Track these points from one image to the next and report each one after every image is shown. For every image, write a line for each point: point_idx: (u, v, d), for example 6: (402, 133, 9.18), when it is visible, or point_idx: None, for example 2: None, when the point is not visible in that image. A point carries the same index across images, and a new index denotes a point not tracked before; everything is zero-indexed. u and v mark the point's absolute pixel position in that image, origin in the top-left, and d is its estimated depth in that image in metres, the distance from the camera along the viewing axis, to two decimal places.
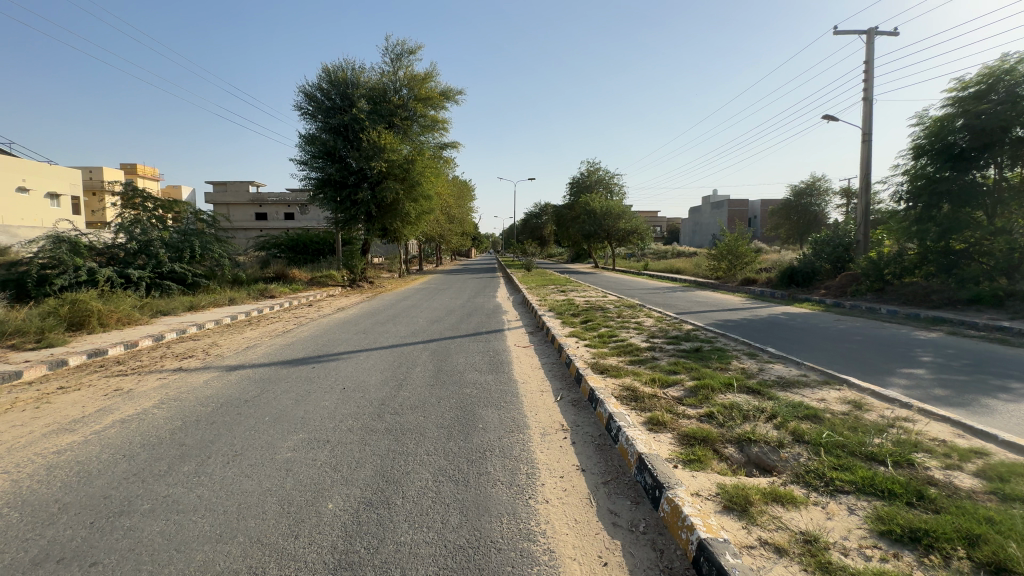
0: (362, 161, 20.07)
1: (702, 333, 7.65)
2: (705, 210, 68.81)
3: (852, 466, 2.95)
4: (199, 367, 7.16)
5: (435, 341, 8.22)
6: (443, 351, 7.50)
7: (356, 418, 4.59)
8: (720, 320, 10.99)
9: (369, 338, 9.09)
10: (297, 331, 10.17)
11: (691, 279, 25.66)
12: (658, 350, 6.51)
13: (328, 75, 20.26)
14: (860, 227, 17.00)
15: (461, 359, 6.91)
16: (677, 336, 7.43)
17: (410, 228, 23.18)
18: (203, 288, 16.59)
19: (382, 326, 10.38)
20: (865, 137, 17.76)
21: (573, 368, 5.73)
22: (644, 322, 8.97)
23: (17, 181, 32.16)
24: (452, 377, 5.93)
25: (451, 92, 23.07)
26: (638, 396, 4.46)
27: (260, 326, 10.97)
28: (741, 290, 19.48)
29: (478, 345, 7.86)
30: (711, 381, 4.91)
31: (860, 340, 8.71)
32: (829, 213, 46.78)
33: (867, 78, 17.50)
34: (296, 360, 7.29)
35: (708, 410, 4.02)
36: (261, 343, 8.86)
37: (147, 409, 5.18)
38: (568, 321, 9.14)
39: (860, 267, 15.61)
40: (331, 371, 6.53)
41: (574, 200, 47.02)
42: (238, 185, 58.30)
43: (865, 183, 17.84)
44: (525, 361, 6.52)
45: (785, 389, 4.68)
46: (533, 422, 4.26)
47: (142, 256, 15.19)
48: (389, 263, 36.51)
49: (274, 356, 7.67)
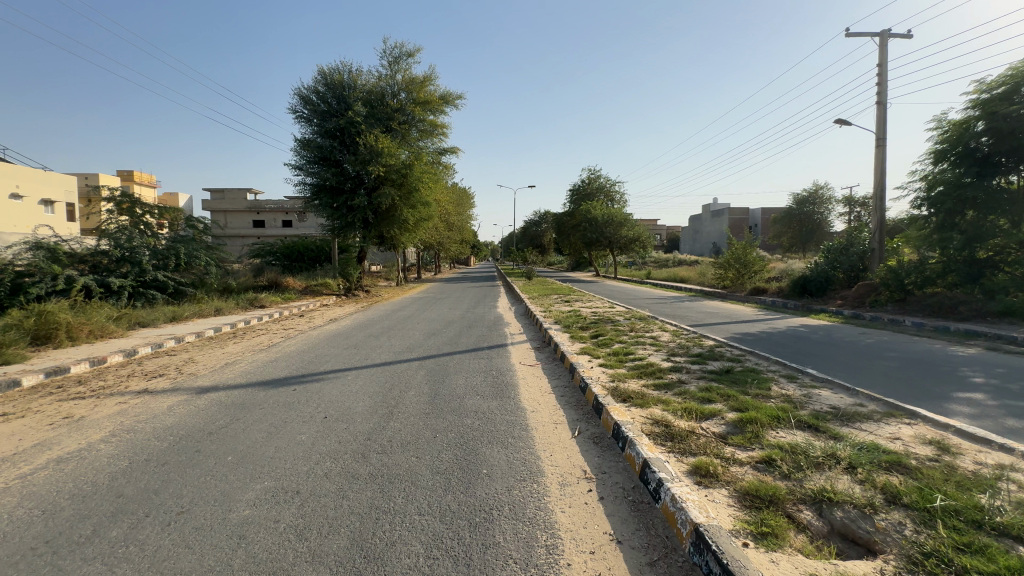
0: (358, 165, 19.40)
1: (728, 351, 6.90)
2: (705, 218, 68.47)
3: (985, 548, 2.20)
4: (167, 388, 6.38)
5: (432, 359, 7.46)
6: (440, 371, 6.76)
7: (336, 460, 3.83)
8: (737, 334, 10.24)
9: (359, 354, 8.32)
10: (283, 346, 9.40)
11: (697, 288, 24.96)
12: (683, 372, 5.76)
13: (324, 78, 19.69)
14: (875, 234, 16.37)
15: (460, 380, 6.16)
16: (700, 354, 6.69)
17: (407, 236, 22.48)
18: (189, 297, 15.80)
19: (374, 340, 9.61)
20: (879, 142, 17.17)
21: (589, 395, 4.98)
22: (660, 337, 8.21)
23: (11, 188, 31.54)
24: (450, 404, 5.18)
25: (451, 96, 22.53)
26: (674, 435, 3.71)
27: (244, 339, 10.20)
28: (751, 300, 18.72)
29: (479, 363, 7.10)
30: (757, 414, 4.17)
31: (895, 357, 7.96)
32: (832, 221, 46.23)
33: (880, 81, 16.95)
34: (277, 380, 6.52)
35: (764, 455, 3.27)
36: (241, 360, 8.10)
37: (92, 444, 4.40)
38: (577, 335, 8.40)
39: (878, 276, 14.87)
40: (314, 394, 5.78)
41: (575, 208, 46.46)
42: (236, 194, 57.87)
43: (879, 190, 17.18)
44: (534, 384, 5.77)
45: (847, 424, 3.93)
46: (549, 468, 3.51)
47: (125, 263, 14.38)
48: (387, 270, 35.80)
49: (253, 376, 6.90)
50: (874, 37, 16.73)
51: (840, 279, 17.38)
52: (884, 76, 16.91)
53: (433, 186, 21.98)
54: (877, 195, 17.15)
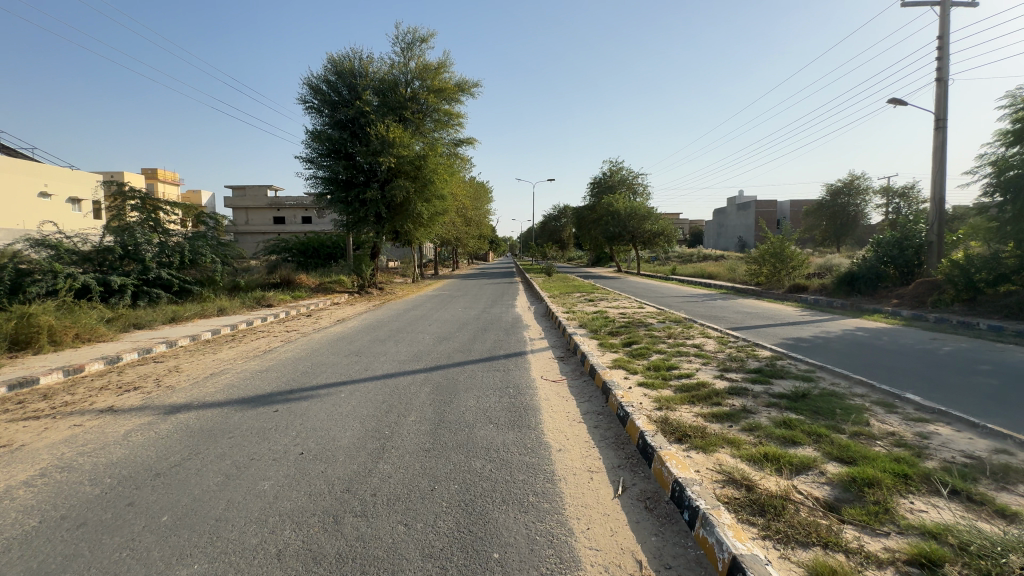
0: (369, 157, 18.55)
1: (793, 366, 5.71)
2: (730, 212, 65.95)
3: None
4: (134, 407, 5.52)
5: (439, 372, 6.46)
6: (448, 387, 5.77)
7: (298, 527, 2.86)
8: (788, 340, 8.96)
9: (360, 363, 7.38)
10: (280, 352, 8.54)
11: (728, 285, 23.48)
12: (746, 396, 4.62)
13: (334, 66, 18.84)
14: (932, 226, 14.82)
15: (470, 401, 5.13)
16: (761, 370, 5.52)
17: (422, 231, 21.60)
18: (195, 296, 15.15)
19: (379, 345, 8.67)
20: (939, 123, 15.48)
21: (632, 430, 3.89)
22: (703, 345, 7.03)
23: (40, 185, 31.73)
24: (456, 436, 4.18)
25: (467, 84, 21.51)
26: (765, 506, 2.61)
27: (241, 344, 9.38)
28: (791, 299, 17.27)
29: (494, 379, 6.07)
30: (871, 467, 3.02)
31: (991, 371, 6.62)
32: (868, 213, 43.67)
33: (940, 56, 15.25)
34: (259, 398, 5.62)
35: (918, 554, 2.16)
36: (230, 369, 7.26)
37: (11, 489, 3.52)
38: (607, 343, 7.29)
39: (942, 273, 13.23)
40: (296, 419, 4.85)
41: (596, 202, 45.04)
42: (257, 190, 58.09)
43: (938, 176, 15.53)
44: (560, 410, 4.70)
45: (1008, 489, 2.76)
46: (590, 558, 2.45)
47: (129, 261, 13.82)
48: (404, 266, 35.16)
49: (236, 391, 6.00)
50: (934, 6, 15.02)
51: (892, 275, 15.82)
52: (945, 49, 15.18)
53: (449, 178, 20.99)
54: (933, 182, 15.51)
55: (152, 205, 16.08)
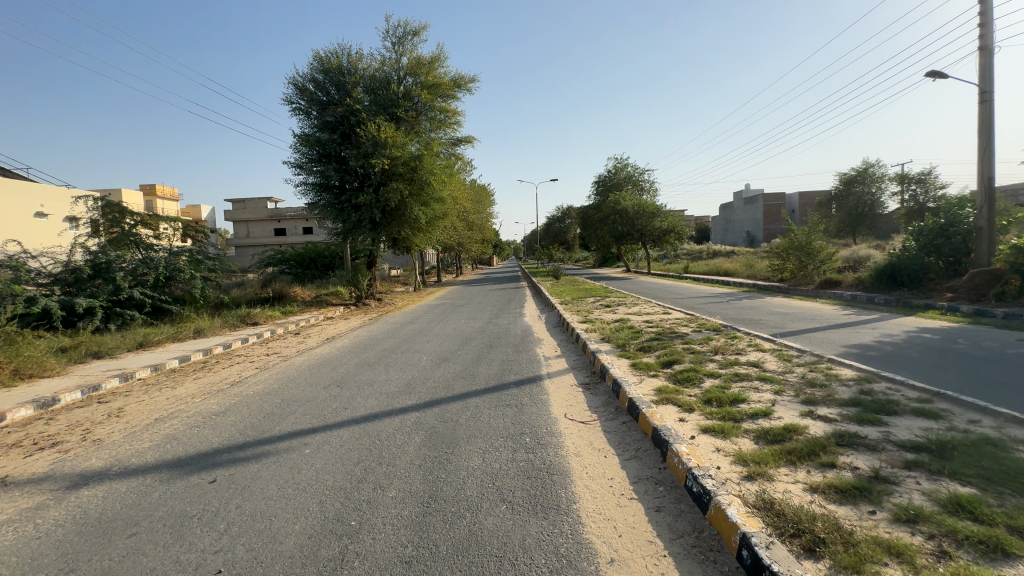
0: (360, 159, 17.29)
1: (899, 393, 4.32)
2: (737, 206, 64.25)
3: None
4: (32, 477, 4.18)
5: (434, 412, 5.11)
6: (443, 436, 4.41)
7: None
8: (852, 349, 7.52)
9: (340, 398, 6.04)
10: (249, 384, 7.19)
11: (749, 283, 22.03)
12: (867, 449, 3.23)
13: (321, 63, 17.63)
14: (982, 208, 13.35)
15: (474, 461, 3.78)
16: (860, 402, 4.13)
17: (421, 236, 20.37)
18: (172, 316, 13.80)
19: (365, 373, 7.31)
20: (983, 96, 14.05)
21: (722, 524, 2.51)
22: (763, 363, 5.63)
23: (35, 206, 30.54)
24: (454, 531, 2.82)
25: (463, 80, 20.29)
26: None
27: (207, 375, 8.03)
28: (824, 296, 15.83)
29: (504, 420, 4.73)
30: None
31: None
32: (883, 202, 41.84)
33: (983, 23, 13.83)
34: (196, 459, 4.27)
35: None
36: (182, 411, 5.94)
37: None
38: (642, 365, 5.91)
39: (1003, 261, 11.72)
40: (234, 498, 3.49)
41: (601, 201, 43.65)
42: (257, 203, 57.12)
43: (984, 155, 14.02)
44: (600, 479, 3.33)
45: None
46: None
47: (99, 279, 12.55)
48: (407, 274, 33.93)
49: (172, 447, 4.65)
50: None
51: (937, 266, 14.33)
52: (988, 14, 13.74)
53: (447, 179, 19.75)
54: (980, 161, 14.04)
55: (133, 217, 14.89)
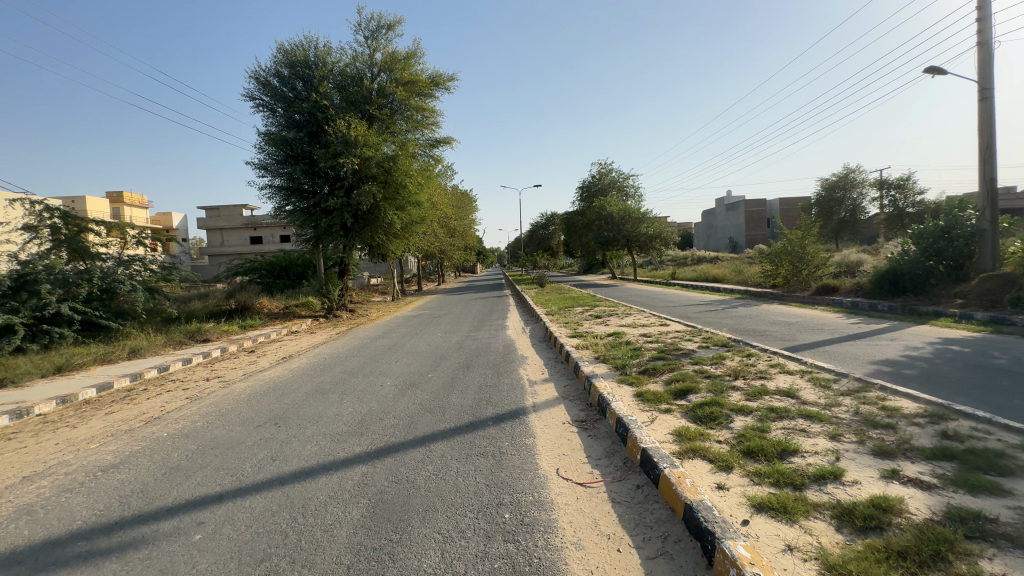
0: (329, 159, 15.96)
1: (997, 440, 3.26)
2: (720, 212, 64.21)
3: None
4: None
5: (386, 468, 3.87)
6: (392, 509, 3.20)
7: None
8: (884, 367, 6.52)
9: (273, 441, 4.78)
10: (169, 421, 5.86)
11: (740, 289, 21.21)
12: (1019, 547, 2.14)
13: (286, 56, 16.32)
14: (986, 209, 12.67)
15: (428, 561, 2.58)
16: (957, 455, 3.05)
17: (397, 243, 19.07)
18: (111, 334, 12.19)
19: (314, 405, 6.03)
20: (983, 93, 13.46)
21: None
22: (801, 393, 4.55)
23: None
24: None
25: (441, 78, 19.23)
26: None
27: (124, 409, 6.63)
28: (823, 304, 14.98)
29: (477, 479, 3.53)
30: None
31: None
32: (865, 207, 41.86)
33: (981, 18, 13.29)
34: (33, 557, 2.97)
35: None
36: (62, 465, 4.57)
37: None
38: (649, 394, 4.79)
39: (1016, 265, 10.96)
40: None
41: (586, 207, 42.88)
42: (231, 211, 54.96)
43: (986, 153, 13.40)
44: None
45: None
46: None
47: (23, 293, 10.99)
48: (385, 284, 32.46)
49: (14, 531, 3.34)
50: None
51: (939, 270, 13.60)
52: (986, 9, 13.21)
53: (426, 182, 18.56)
54: (982, 160, 13.41)
55: (94, 224, 13.30)
